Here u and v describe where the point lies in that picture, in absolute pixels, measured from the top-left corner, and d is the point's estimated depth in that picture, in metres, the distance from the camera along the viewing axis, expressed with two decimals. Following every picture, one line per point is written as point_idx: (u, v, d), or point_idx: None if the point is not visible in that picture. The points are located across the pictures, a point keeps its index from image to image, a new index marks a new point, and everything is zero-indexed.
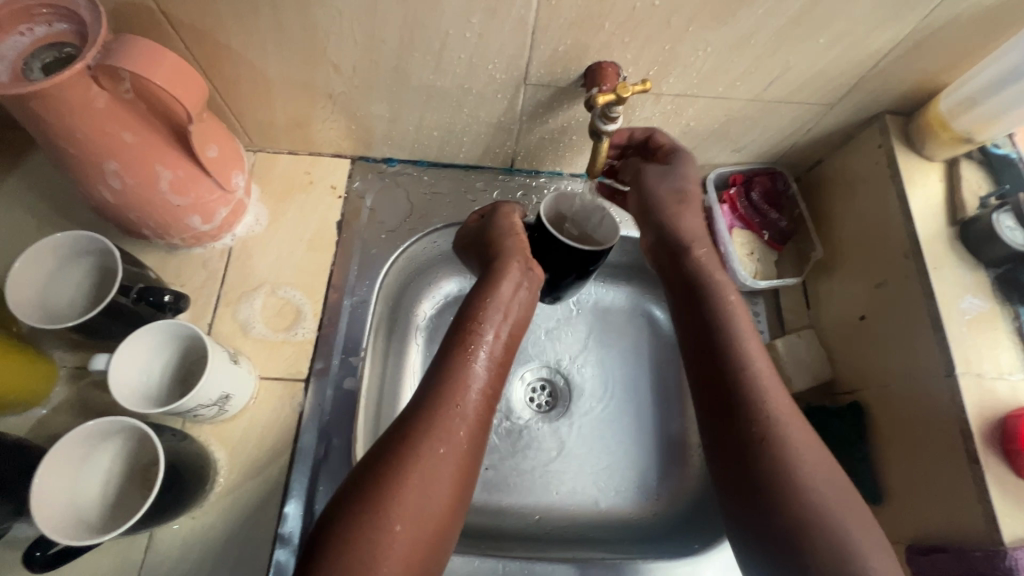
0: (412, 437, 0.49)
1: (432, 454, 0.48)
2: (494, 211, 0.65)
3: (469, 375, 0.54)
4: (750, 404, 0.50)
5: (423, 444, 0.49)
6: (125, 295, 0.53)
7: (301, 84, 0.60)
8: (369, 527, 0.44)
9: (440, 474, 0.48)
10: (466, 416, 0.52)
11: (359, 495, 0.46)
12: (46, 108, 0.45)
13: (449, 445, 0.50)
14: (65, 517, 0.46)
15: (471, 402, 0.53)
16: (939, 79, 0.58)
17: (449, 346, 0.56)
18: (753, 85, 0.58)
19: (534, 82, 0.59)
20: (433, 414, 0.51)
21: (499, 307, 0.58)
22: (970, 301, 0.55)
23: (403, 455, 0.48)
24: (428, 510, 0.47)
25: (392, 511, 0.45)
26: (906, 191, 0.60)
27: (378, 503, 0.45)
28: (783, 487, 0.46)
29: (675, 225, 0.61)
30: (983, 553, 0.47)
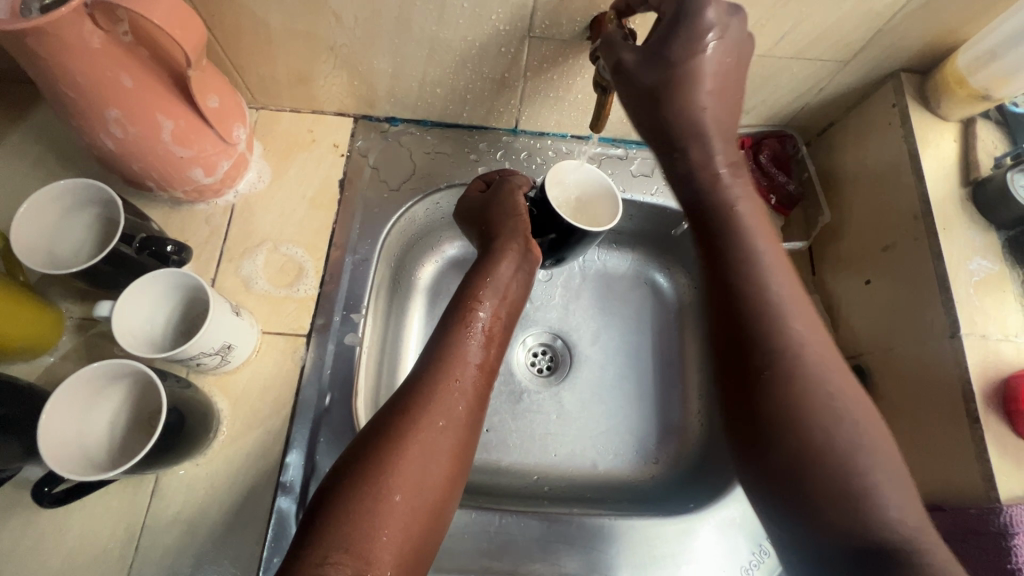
0: (412, 410, 0.50)
1: (432, 427, 0.49)
2: (502, 183, 0.65)
3: (466, 351, 0.55)
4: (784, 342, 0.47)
5: (423, 417, 0.49)
6: (128, 244, 0.54)
7: (303, 35, 0.59)
8: (368, 494, 0.44)
9: (440, 446, 0.49)
10: (466, 391, 0.53)
11: (359, 463, 0.46)
12: (44, 48, 0.44)
13: (449, 418, 0.50)
14: (73, 455, 0.47)
15: (469, 376, 0.54)
16: (957, 34, 0.56)
17: (449, 323, 0.57)
18: (764, 39, 0.57)
19: (539, 35, 0.58)
20: (433, 388, 0.51)
21: (495, 287, 0.59)
22: (979, 262, 0.54)
23: (403, 427, 0.48)
24: (428, 478, 0.47)
25: (393, 480, 0.46)
26: (919, 151, 0.58)
27: (379, 472, 0.46)
28: (812, 437, 0.44)
29: (683, 124, 0.52)
30: (978, 509, 0.47)
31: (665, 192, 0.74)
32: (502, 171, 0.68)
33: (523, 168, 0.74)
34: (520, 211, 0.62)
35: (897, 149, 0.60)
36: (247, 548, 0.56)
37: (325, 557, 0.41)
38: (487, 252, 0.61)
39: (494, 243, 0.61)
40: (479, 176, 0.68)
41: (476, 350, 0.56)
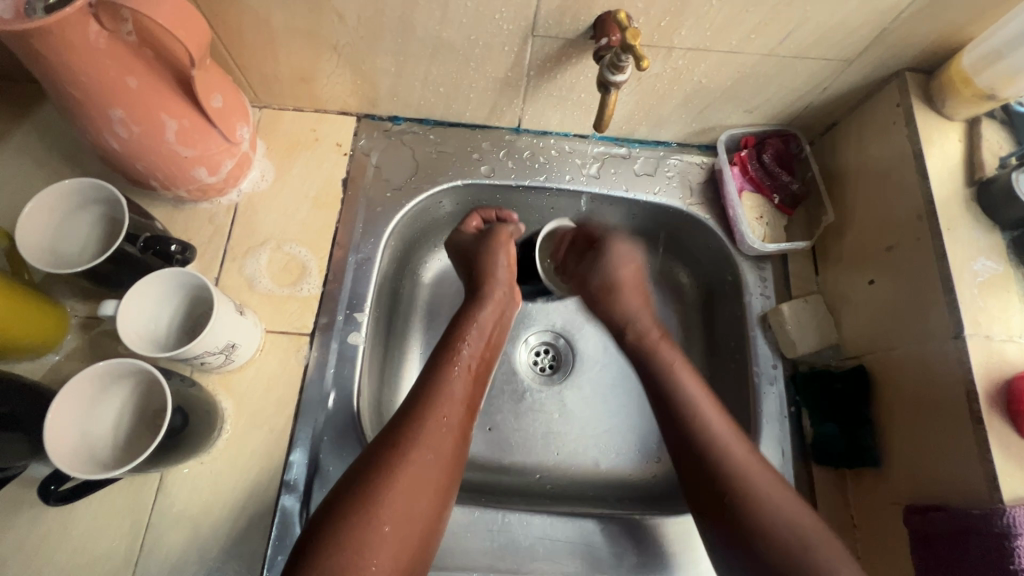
0: (402, 441, 0.50)
1: (421, 458, 0.50)
2: (492, 231, 0.69)
3: (451, 388, 0.56)
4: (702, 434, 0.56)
5: (411, 448, 0.50)
6: (132, 243, 0.54)
7: (305, 34, 0.59)
8: (357, 522, 0.45)
9: (428, 478, 0.49)
10: (452, 425, 0.53)
11: (351, 491, 0.47)
12: (47, 47, 0.44)
13: (436, 450, 0.51)
14: (78, 454, 0.47)
15: (453, 411, 0.54)
16: (963, 33, 0.56)
17: (437, 362, 0.58)
18: (769, 37, 0.56)
19: (542, 34, 0.57)
20: (420, 421, 0.52)
21: (478, 330, 0.62)
22: (983, 263, 0.54)
23: (393, 458, 0.49)
24: (418, 506, 0.48)
25: (383, 508, 0.46)
26: (923, 151, 0.58)
27: (368, 502, 0.46)
28: (749, 503, 0.51)
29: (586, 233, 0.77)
30: (981, 510, 0.47)
31: (668, 190, 0.74)
32: (485, 213, 0.73)
33: (526, 167, 0.74)
34: (499, 259, 0.67)
35: (902, 149, 0.60)
36: (252, 546, 0.56)
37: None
38: (474, 295, 0.65)
39: (479, 290, 0.65)
40: (479, 213, 0.73)
41: (462, 386, 0.57)
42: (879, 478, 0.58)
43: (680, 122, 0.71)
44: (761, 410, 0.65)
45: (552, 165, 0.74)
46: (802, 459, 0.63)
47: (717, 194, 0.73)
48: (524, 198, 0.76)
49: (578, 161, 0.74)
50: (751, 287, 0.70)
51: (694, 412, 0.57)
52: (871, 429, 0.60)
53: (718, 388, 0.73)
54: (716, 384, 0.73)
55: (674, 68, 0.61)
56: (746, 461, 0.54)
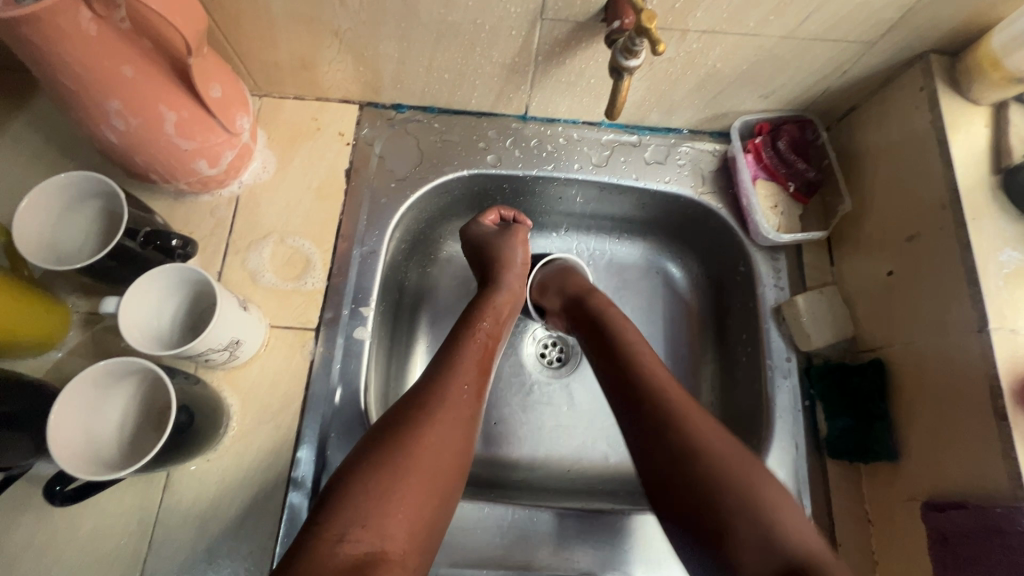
0: (427, 405, 0.50)
1: (445, 421, 0.49)
2: (513, 227, 0.69)
3: (465, 358, 0.55)
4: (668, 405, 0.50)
5: (438, 408, 0.49)
6: (132, 238, 0.53)
7: (306, 19, 0.57)
8: (383, 478, 0.44)
9: (451, 442, 0.49)
10: (472, 395, 0.53)
11: (377, 444, 0.47)
12: (38, 36, 0.42)
13: (460, 413, 0.50)
14: (84, 455, 0.46)
15: (472, 375, 0.54)
16: (992, 12, 0.53)
17: (456, 335, 0.58)
18: (788, 19, 0.54)
19: (551, 17, 0.55)
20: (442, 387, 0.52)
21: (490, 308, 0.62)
22: (1010, 254, 0.52)
23: (419, 419, 0.48)
24: (444, 466, 0.47)
25: (411, 464, 0.45)
26: (947, 137, 0.56)
27: (392, 458, 0.45)
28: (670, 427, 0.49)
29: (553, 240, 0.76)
30: (1004, 508, 0.46)
31: (679, 179, 0.71)
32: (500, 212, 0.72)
33: (533, 156, 0.72)
34: (517, 250, 0.68)
35: (924, 137, 0.58)
36: (259, 543, 0.55)
37: (342, 535, 0.41)
38: (486, 286, 0.66)
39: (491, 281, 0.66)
40: (498, 210, 0.72)
41: (477, 358, 0.56)
42: (894, 473, 0.57)
43: (692, 108, 0.69)
44: (774, 403, 0.63)
45: (560, 154, 0.72)
46: (815, 453, 0.62)
47: (729, 182, 0.71)
48: (531, 188, 0.74)
49: (587, 150, 0.72)
50: (764, 278, 0.68)
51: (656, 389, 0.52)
52: (886, 425, 0.58)
53: (730, 381, 0.72)
54: (728, 377, 0.72)
55: (688, 52, 0.59)
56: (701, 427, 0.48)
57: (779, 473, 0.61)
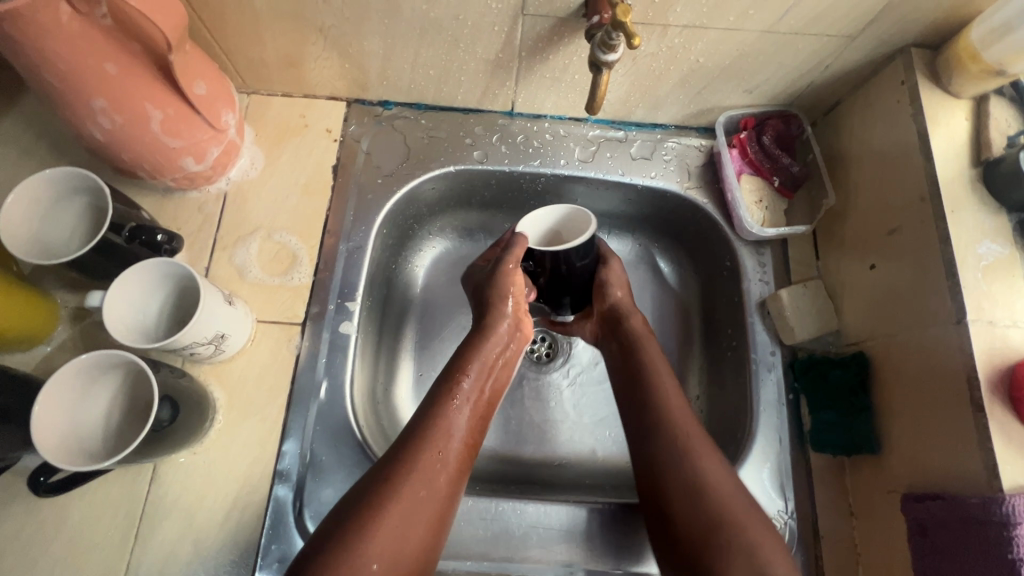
0: (396, 477, 0.48)
1: (413, 496, 0.48)
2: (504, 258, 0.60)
3: (450, 425, 0.53)
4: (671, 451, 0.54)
5: (404, 484, 0.48)
6: (118, 232, 0.53)
7: (290, 16, 0.58)
8: (347, 562, 0.43)
9: (420, 514, 0.48)
10: (448, 462, 0.51)
11: (337, 530, 0.45)
12: (20, 31, 0.43)
13: (433, 484, 0.49)
14: (69, 446, 0.47)
15: (452, 448, 0.52)
16: (971, 6, 0.54)
17: (437, 393, 0.55)
18: (768, 13, 0.54)
19: (532, 13, 0.56)
20: (421, 453, 0.50)
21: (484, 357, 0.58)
22: (988, 246, 0.52)
23: (385, 494, 0.47)
24: (410, 541, 0.46)
25: (373, 547, 0.44)
26: (928, 130, 0.56)
27: (344, 553, 0.43)
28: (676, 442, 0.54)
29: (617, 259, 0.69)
30: (980, 499, 0.46)
31: (665, 175, 0.72)
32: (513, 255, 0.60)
33: (520, 152, 0.72)
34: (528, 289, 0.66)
35: (906, 130, 0.58)
36: (246, 535, 0.56)
37: None
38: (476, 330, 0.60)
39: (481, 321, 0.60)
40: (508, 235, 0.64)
41: (468, 424, 0.54)
42: (877, 465, 0.57)
43: (677, 103, 0.69)
44: (758, 397, 0.64)
45: (547, 150, 0.72)
46: (798, 446, 0.62)
47: (715, 177, 0.72)
48: (519, 184, 0.74)
49: (573, 146, 0.73)
50: (749, 272, 0.69)
51: (664, 412, 0.56)
52: (868, 417, 0.59)
53: (715, 375, 0.72)
54: (714, 371, 0.72)
55: (670, 47, 0.59)
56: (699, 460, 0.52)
57: (765, 466, 0.61)
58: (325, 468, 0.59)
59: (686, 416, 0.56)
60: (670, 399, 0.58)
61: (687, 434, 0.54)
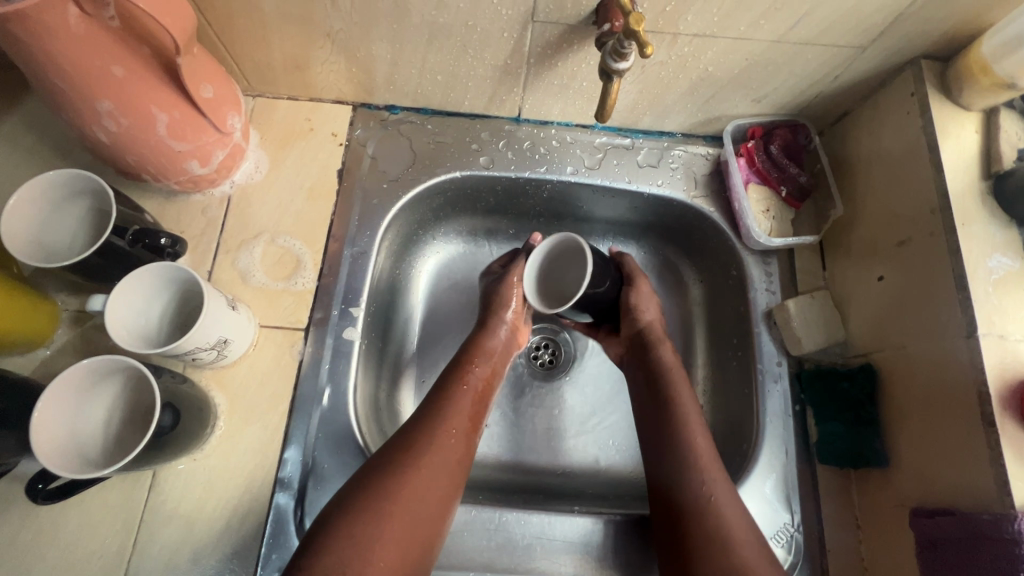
0: (413, 448, 0.52)
1: (430, 465, 0.52)
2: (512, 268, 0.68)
3: (460, 404, 0.58)
4: (692, 482, 0.54)
5: (421, 452, 0.52)
6: (121, 235, 0.53)
7: (299, 20, 0.57)
8: (370, 524, 0.47)
9: (437, 481, 0.52)
10: (460, 438, 0.55)
11: (359, 495, 0.49)
12: (25, 31, 0.42)
13: (446, 456, 0.53)
14: (68, 453, 0.46)
15: (463, 424, 0.57)
16: (983, 18, 0.53)
17: (449, 376, 0.60)
18: (779, 23, 0.54)
19: (542, 19, 0.55)
20: (434, 428, 0.54)
21: (490, 350, 0.63)
22: (998, 260, 0.52)
23: (403, 461, 0.51)
24: (428, 508, 0.50)
25: (393, 509, 0.48)
26: (938, 142, 0.56)
27: (367, 513, 0.48)
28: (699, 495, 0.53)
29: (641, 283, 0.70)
30: (991, 516, 0.45)
31: (671, 183, 0.71)
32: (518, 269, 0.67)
33: (526, 158, 0.72)
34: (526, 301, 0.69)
35: (915, 141, 0.58)
36: (246, 543, 0.55)
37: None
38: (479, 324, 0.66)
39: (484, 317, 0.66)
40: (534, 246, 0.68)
41: (472, 405, 0.59)
42: (884, 479, 0.57)
43: (684, 112, 0.69)
44: (765, 408, 0.63)
45: (553, 156, 0.72)
46: (804, 458, 0.62)
47: (721, 185, 0.71)
48: (524, 190, 0.74)
49: (580, 153, 0.72)
50: (756, 282, 0.68)
51: (688, 463, 0.55)
52: (876, 430, 0.58)
53: (719, 385, 0.71)
54: (719, 381, 0.71)
55: (679, 55, 0.59)
56: (719, 506, 0.53)
57: (770, 478, 0.60)
58: (327, 476, 0.58)
59: (711, 466, 0.55)
60: (699, 447, 0.56)
61: (710, 472, 0.55)
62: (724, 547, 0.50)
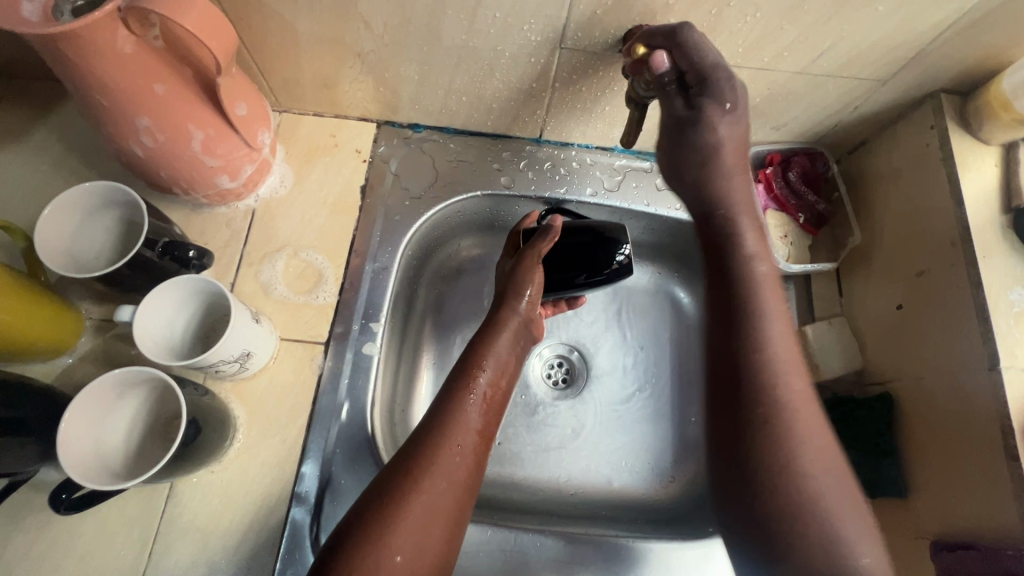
0: (415, 471, 0.46)
1: (434, 491, 0.45)
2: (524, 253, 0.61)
3: (468, 416, 0.51)
4: (776, 406, 0.46)
5: (423, 479, 0.46)
6: (151, 248, 0.53)
7: (332, 40, 0.59)
8: (368, 553, 0.41)
9: (441, 509, 0.45)
10: (467, 456, 0.49)
11: (358, 529, 0.43)
12: (74, 52, 0.43)
13: (453, 479, 0.47)
14: (92, 464, 0.47)
15: (470, 442, 0.50)
16: (1002, 56, 0.55)
17: (452, 387, 0.53)
18: (802, 56, 0.55)
19: (570, 46, 0.56)
20: (437, 445, 0.48)
21: (496, 351, 0.56)
22: (1020, 293, 0.53)
23: (404, 489, 0.45)
24: (433, 534, 0.44)
25: (393, 536, 0.42)
26: (958, 175, 0.57)
27: (366, 548, 0.41)
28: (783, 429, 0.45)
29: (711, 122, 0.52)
30: (1016, 552, 0.46)
31: None
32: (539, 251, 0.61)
33: (546, 179, 0.73)
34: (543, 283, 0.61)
35: (935, 173, 0.59)
36: (261, 558, 0.55)
37: None
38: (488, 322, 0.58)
39: (495, 314, 0.59)
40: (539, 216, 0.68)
41: (478, 418, 0.52)
42: (902, 510, 0.57)
43: None
44: None
45: (572, 177, 0.73)
46: None
47: None
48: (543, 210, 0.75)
49: (600, 174, 0.73)
50: None
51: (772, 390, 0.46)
52: (895, 461, 0.58)
53: None
54: None
55: None
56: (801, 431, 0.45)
57: None
58: (343, 491, 0.58)
59: (802, 398, 0.46)
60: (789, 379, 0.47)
61: (795, 406, 0.46)
62: (806, 498, 0.43)
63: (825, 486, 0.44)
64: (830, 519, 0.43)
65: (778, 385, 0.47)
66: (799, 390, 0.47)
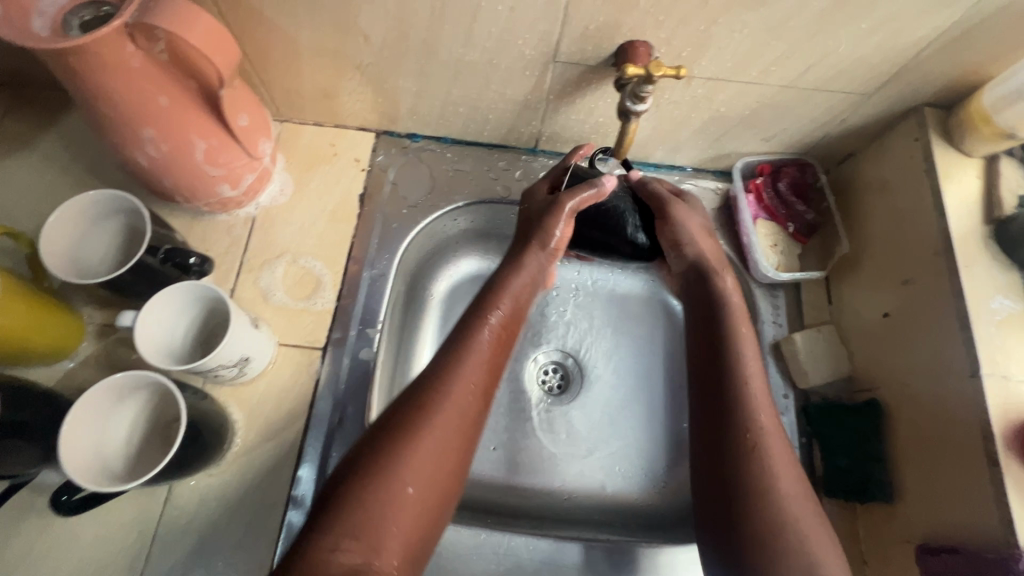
0: (429, 403, 0.48)
1: (445, 421, 0.48)
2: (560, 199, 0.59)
3: (481, 349, 0.53)
4: (745, 420, 0.51)
5: (437, 413, 0.48)
6: (153, 254, 0.55)
7: (333, 53, 0.60)
8: (382, 480, 0.44)
9: (452, 441, 0.48)
10: (478, 394, 0.51)
11: (372, 458, 0.45)
12: (82, 65, 0.45)
13: (463, 413, 0.49)
14: (92, 466, 0.48)
15: (479, 375, 0.52)
16: (982, 72, 0.56)
17: (467, 321, 0.55)
18: (788, 71, 0.57)
19: (564, 60, 0.58)
20: (449, 378, 0.50)
21: (510, 292, 0.58)
22: (1001, 301, 0.54)
23: (417, 420, 0.47)
24: (444, 465, 0.47)
25: (407, 470, 0.45)
26: (941, 186, 0.58)
27: (380, 477, 0.44)
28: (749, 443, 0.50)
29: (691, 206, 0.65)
30: (997, 555, 0.47)
31: None
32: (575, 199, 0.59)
33: None
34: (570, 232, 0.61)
35: (920, 184, 0.60)
36: (257, 561, 0.56)
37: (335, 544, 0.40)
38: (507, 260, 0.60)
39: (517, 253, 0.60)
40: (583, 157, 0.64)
41: (490, 354, 0.54)
42: (889, 516, 0.57)
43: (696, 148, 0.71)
44: None
45: None
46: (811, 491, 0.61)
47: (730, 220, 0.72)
48: None
49: None
50: (764, 313, 0.68)
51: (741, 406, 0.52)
52: (882, 467, 0.59)
53: None
54: None
55: (693, 97, 0.62)
56: (769, 444, 0.50)
57: None
58: None
59: (769, 417, 0.52)
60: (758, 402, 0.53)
61: (763, 423, 0.51)
62: (775, 507, 0.47)
63: (790, 496, 0.48)
64: (796, 528, 0.46)
65: (750, 401, 0.52)
66: (769, 408, 0.53)
